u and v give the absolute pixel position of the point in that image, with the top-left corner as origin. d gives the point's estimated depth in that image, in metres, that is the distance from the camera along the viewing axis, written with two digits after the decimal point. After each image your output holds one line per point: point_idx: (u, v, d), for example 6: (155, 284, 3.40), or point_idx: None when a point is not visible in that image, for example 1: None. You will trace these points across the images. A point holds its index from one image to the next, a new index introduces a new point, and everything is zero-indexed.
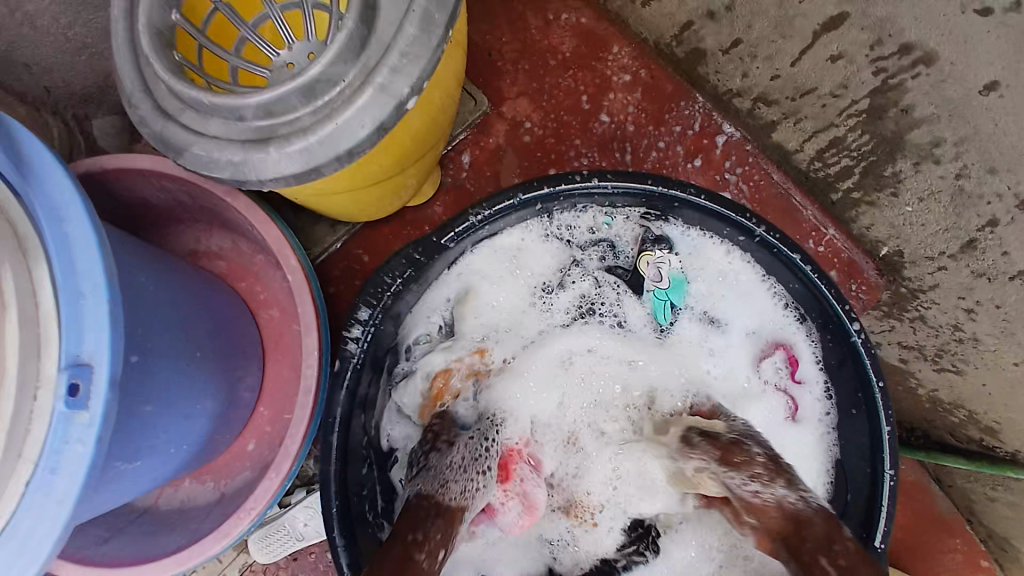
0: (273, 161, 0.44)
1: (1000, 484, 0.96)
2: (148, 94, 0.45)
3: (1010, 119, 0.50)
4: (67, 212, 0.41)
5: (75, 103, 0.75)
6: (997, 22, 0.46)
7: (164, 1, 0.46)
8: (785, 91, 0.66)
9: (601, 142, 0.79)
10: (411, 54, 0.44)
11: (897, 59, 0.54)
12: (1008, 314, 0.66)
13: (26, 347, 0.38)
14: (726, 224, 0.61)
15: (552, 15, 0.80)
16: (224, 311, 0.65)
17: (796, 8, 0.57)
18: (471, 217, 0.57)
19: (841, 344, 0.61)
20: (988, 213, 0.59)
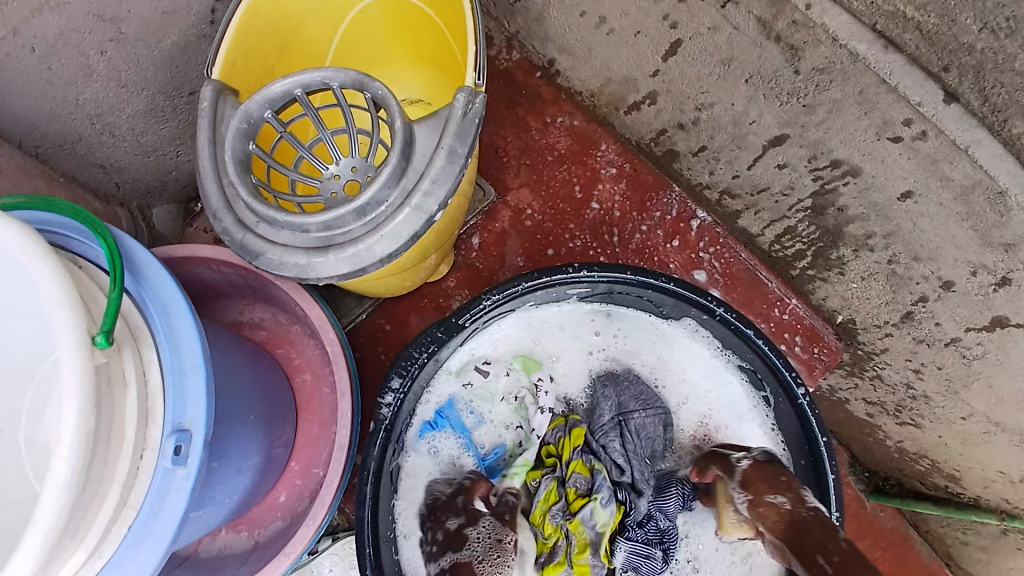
0: (331, 264, 0.56)
1: (971, 530, 1.03)
2: (230, 210, 0.57)
3: (925, 220, 0.62)
4: (172, 307, 0.53)
5: (139, 195, 0.85)
6: (906, 147, 0.56)
7: (245, 135, 0.59)
8: (744, 187, 0.79)
9: (592, 226, 0.91)
10: (440, 181, 0.57)
11: (829, 171, 0.65)
12: (948, 374, 0.77)
13: (141, 416, 0.48)
14: (693, 306, 0.71)
15: (549, 118, 0.94)
16: (269, 377, 0.75)
17: (748, 128, 0.70)
18: (485, 300, 0.68)
19: (790, 405, 0.70)
20: (919, 291, 0.70)
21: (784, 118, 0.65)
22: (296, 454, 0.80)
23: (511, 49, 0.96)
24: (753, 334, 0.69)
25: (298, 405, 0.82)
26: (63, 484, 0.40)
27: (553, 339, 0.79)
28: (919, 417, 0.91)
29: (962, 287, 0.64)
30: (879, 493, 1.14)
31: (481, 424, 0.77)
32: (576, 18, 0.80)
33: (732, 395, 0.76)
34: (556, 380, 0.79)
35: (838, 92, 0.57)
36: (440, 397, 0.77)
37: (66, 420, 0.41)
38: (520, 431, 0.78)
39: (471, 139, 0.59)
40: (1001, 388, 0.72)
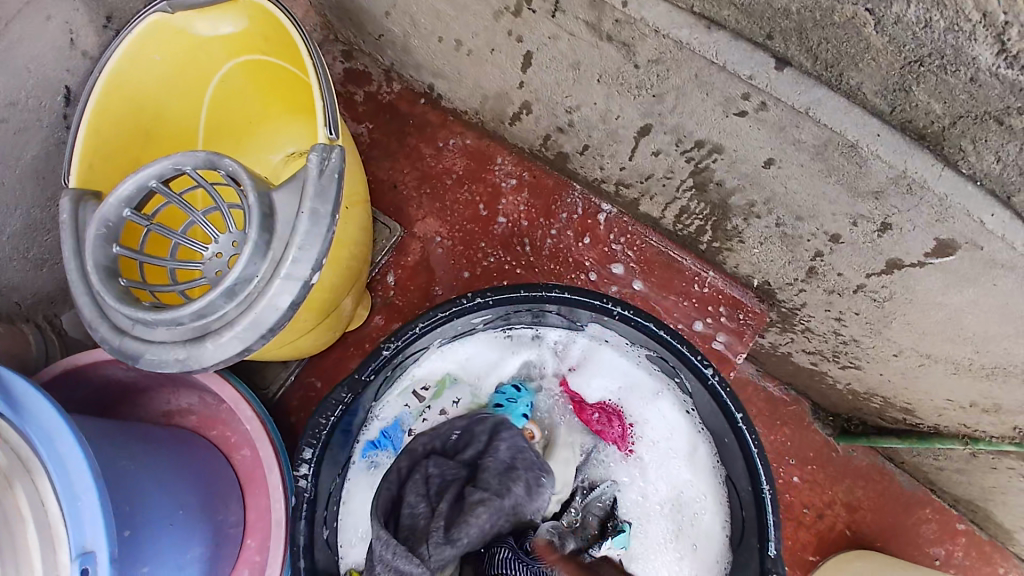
0: (212, 350, 0.56)
1: (939, 455, 1.05)
2: (104, 317, 0.57)
3: (793, 182, 0.62)
4: (54, 430, 0.52)
5: (44, 306, 0.82)
6: (754, 118, 0.57)
7: (105, 239, 0.58)
8: (633, 177, 0.80)
9: (503, 240, 0.91)
10: (307, 245, 0.57)
11: (697, 151, 0.66)
12: (866, 318, 0.78)
13: (44, 545, 0.48)
14: (592, 310, 0.71)
15: (441, 142, 0.94)
16: (200, 463, 0.74)
17: (616, 123, 0.71)
18: (384, 351, 0.68)
19: (703, 386, 0.70)
20: (814, 247, 0.71)
21: (642, 110, 0.66)
22: (250, 530, 0.78)
23: (391, 81, 0.95)
24: (654, 327, 0.70)
25: (241, 481, 0.80)
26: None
27: (488, 341, 0.77)
28: (857, 359, 0.92)
29: (849, 238, 0.66)
30: (847, 434, 1.14)
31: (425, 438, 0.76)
32: (436, 44, 0.80)
33: (635, 391, 0.76)
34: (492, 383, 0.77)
35: (678, 79, 0.58)
36: (377, 420, 0.74)
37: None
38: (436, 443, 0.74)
39: (333, 195, 0.58)
40: (921, 324, 0.72)
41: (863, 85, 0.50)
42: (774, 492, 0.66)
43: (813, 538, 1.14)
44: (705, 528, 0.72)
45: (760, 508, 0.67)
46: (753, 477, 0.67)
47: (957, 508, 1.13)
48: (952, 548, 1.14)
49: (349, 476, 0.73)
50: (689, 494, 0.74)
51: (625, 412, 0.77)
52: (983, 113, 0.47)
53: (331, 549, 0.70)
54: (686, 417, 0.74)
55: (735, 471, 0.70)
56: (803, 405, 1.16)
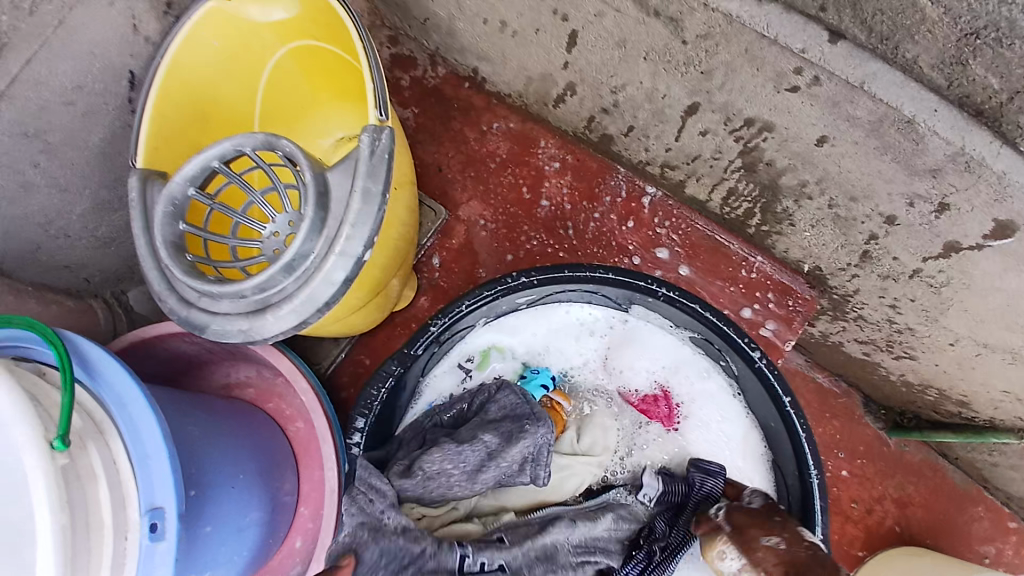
0: (272, 322, 0.58)
1: (996, 450, 1.01)
2: (173, 290, 0.60)
3: (848, 161, 0.60)
4: (127, 395, 0.55)
5: (111, 283, 0.87)
6: (807, 94, 0.55)
7: (173, 217, 0.61)
8: (679, 158, 0.79)
9: (547, 223, 0.92)
10: (358, 223, 0.58)
11: (746, 130, 0.65)
12: (923, 305, 0.76)
13: (116, 501, 0.51)
14: (637, 292, 0.72)
15: (485, 126, 0.95)
16: (258, 434, 0.77)
17: (662, 102, 0.70)
18: (432, 327, 0.71)
19: (750, 369, 0.71)
20: (868, 230, 0.69)
21: (690, 88, 0.64)
22: (304, 500, 0.82)
23: (436, 66, 0.96)
24: (702, 310, 0.71)
25: (295, 452, 0.83)
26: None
27: (533, 319, 0.76)
28: (912, 348, 0.89)
29: (905, 220, 0.63)
30: (899, 428, 1.09)
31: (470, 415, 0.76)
32: (481, 26, 0.81)
33: (681, 373, 0.75)
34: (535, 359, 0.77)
35: (727, 54, 0.57)
36: (425, 398, 0.76)
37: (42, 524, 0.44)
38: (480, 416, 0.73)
39: (384, 175, 0.60)
40: (978, 310, 0.70)
41: (919, 59, 0.49)
42: (821, 476, 0.68)
43: (860, 533, 1.11)
44: None
45: (804, 487, 0.70)
46: (799, 460, 0.70)
47: (1009, 506, 1.10)
48: (1003, 546, 1.11)
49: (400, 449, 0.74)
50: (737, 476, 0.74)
51: (671, 393, 0.76)
52: None
53: None
54: (735, 402, 0.74)
55: (780, 453, 0.72)
56: (853, 397, 1.13)
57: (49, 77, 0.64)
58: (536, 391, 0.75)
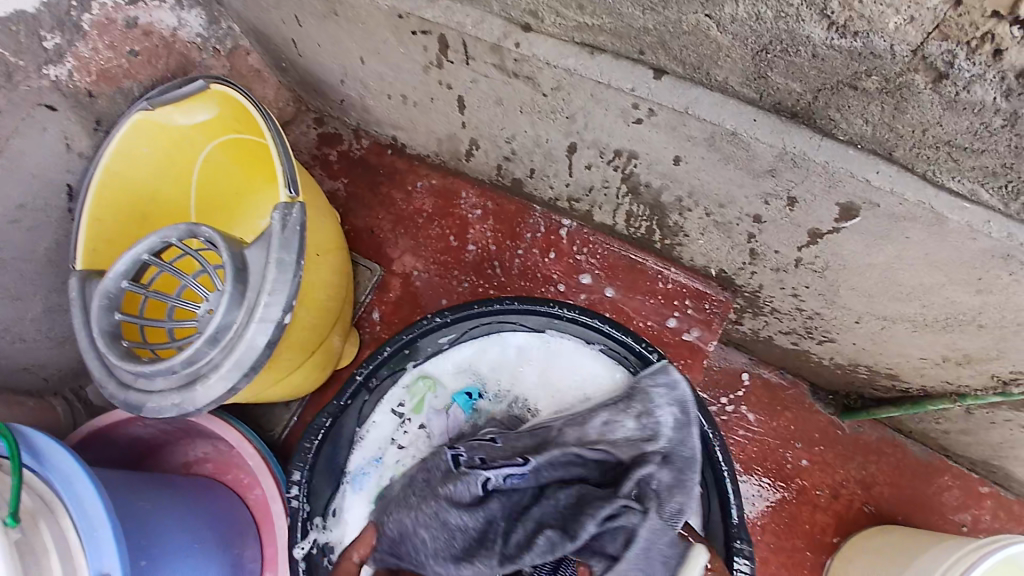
0: (203, 391, 0.64)
1: (941, 417, 1.06)
2: (111, 376, 0.65)
3: (704, 174, 0.68)
4: (71, 473, 0.59)
5: (69, 380, 0.91)
6: (651, 123, 0.64)
7: (109, 309, 0.68)
8: (579, 191, 0.87)
9: (475, 265, 0.99)
10: (277, 290, 0.65)
11: (619, 159, 0.73)
12: (817, 290, 0.83)
13: (66, 574, 0.55)
14: (542, 315, 0.80)
15: (410, 186, 1.03)
16: (214, 504, 0.81)
17: (548, 145, 0.78)
18: (359, 375, 0.78)
19: (649, 370, 0.78)
20: (746, 231, 0.76)
21: (564, 130, 0.73)
22: (269, 565, 0.85)
23: (360, 138, 1.06)
24: (596, 321, 0.79)
25: (256, 520, 0.86)
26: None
27: (455, 355, 0.80)
28: (829, 332, 0.96)
29: (769, 217, 0.71)
30: (850, 411, 1.15)
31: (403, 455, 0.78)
32: (388, 101, 0.90)
33: (593, 377, 0.78)
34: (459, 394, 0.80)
35: (579, 99, 0.65)
36: (360, 446, 0.77)
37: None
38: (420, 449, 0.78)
39: (297, 244, 0.67)
40: (862, 285, 0.78)
41: (729, 80, 0.58)
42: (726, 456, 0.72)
43: (831, 519, 1.14)
44: None
45: (718, 477, 0.72)
46: (712, 459, 0.73)
47: (975, 471, 1.15)
48: (979, 512, 1.14)
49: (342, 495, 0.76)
50: None
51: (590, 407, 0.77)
52: (837, 83, 0.53)
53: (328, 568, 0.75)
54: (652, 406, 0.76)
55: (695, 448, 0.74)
56: (801, 388, 1.20)
57: None
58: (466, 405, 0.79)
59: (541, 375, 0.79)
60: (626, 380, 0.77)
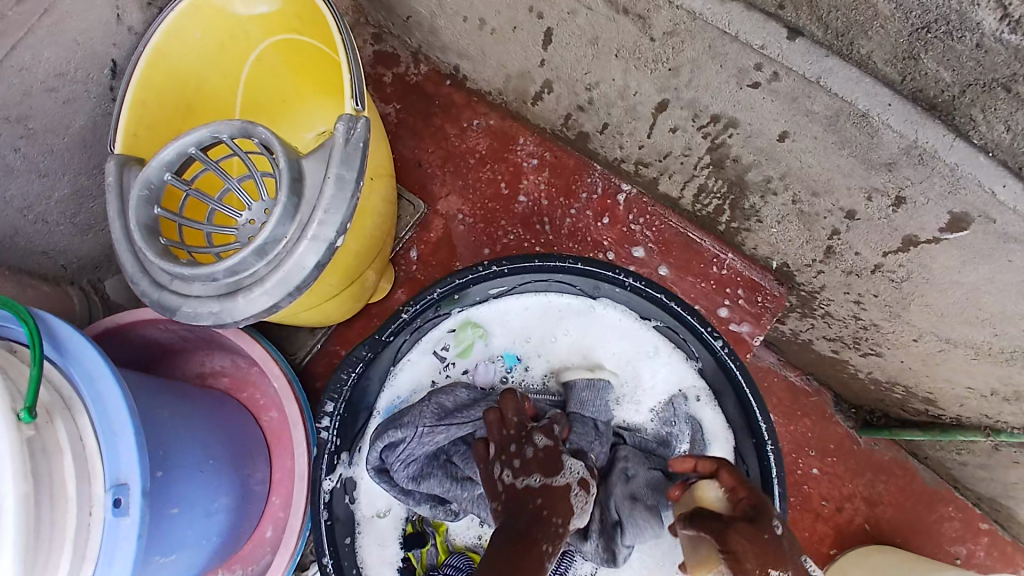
0: (244, 304, 0.59)
1: (964, 448, 1.00)
2: (145, 273, 0.60)
3: (808, 156, 0.63)
4: (96, 372, 0.55)
5: (88, 271, 0.89)
6: (768, 90, 0.58)
7: (148, 201, 0.62)
8: (652, 155, 0.81)
9: (523, 218, 0.93)
10: (332, 208, 0.60)
11: (713, 126, 0.67)
12: (885, 300, 0.78)
13: (80, 475, 0.51)
14: (605, 281, 0.74)
15: (465, 122, 0.97)
16: (228, 422, 0.78)
17: (636, 100, 0.72)
18: (404, 314, 0.71)
19: (713, 357, 0.73)
20: (830, 226, 0.71)
21: (659, 85, 0.67)
22: (275, 489, 0.83)
23: (418, 63, 0.98)
24: (666, 299, 0.72)
25: (267, 443, 0.84)
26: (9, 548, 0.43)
27: (505, 306, 0.78)
28: (878, 345, 0.91)
29: (864, 214, 0.66)
30: (869, 426, 1.10)
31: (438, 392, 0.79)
32: (461, 24, 0.82)
33: (637, 351, 0.77)
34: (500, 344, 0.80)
35: (693, 51, 0.59)
36: (399, 380, 0.77)
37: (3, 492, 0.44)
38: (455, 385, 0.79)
39: (358, 163, 0.62)
40: (939, 303, 0.71)
41: (873, 54, 0.51)
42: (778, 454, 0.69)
43: (831, 530, 1.10)
44: None
45: (765, 475, 0.70)
46: (762, 465, 0.70)
47: (980, 507, 1.09)
48: (974, 548, 1.10)
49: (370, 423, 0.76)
50: None
51: (628, 377, 0.78)
52: (991, 81, 0.48)
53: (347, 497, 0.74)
54: (696, 387, 0.75)
55: (741, 443, 0.73)
56: (825, 396, 1.13)
57: (33, 63, 0.64)
58: (507, 357, 0.80)
59: (586, 339, 0.78)
60: (675, 360, 0.76)
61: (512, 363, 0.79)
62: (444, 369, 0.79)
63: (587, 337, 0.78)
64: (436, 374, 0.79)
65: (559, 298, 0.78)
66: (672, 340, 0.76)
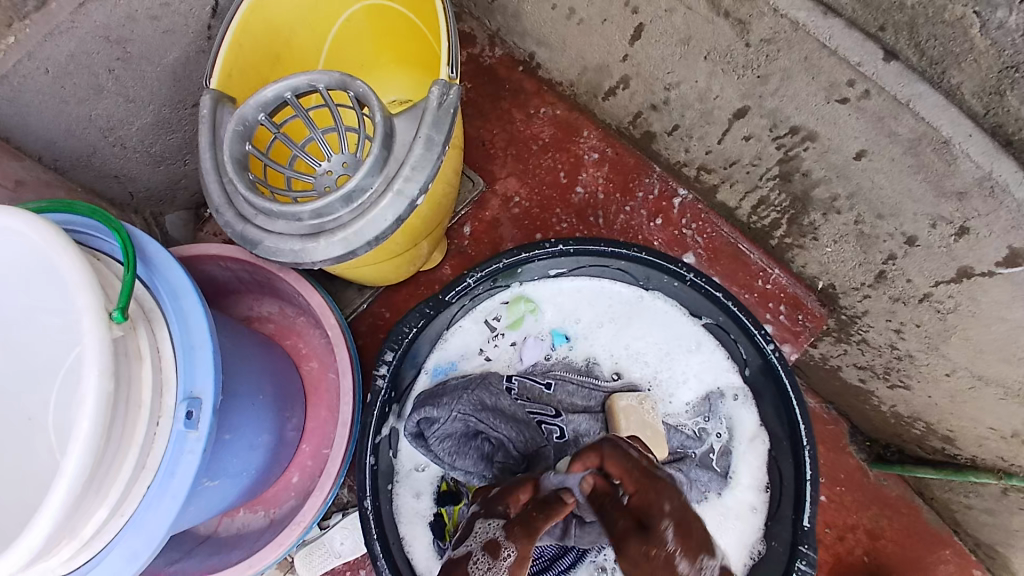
0: (323, 248, 0.61)
1: (972, 492, 0.96)
2: (231, 205, 0.63)
3: (881, 177, 0.65)
4: (180, 289, 0.57)
5: (152, 202, 0.92)
6: (854, 107, 0.60)
7: (241, 137, 0.65)
8: (718, 162, 0.83)
9: (578, 209, 0.95)
10: (419, 166, 0.62)
11: (790, 138, 0.70)
12: (928, 332, 0.77)
13: (156, 382, 0.52)
14: (665, 273, 0.77)
15: (533, 109, 0.99)
16: (276, 366, 0.80)
17: (713, 104, 0.74)
18: (468, 279, 0.75)
19: (763, 361, 0.74)
20: (888, 250, 0.73)
21: (743, 91, 0.69)
22: (307, 437, 0.86)
23: (494, 46, 1.01)
24: (723, 298, 0.74)
25: (305, 392, 0.87)
26: (83, 438, 0.43)
27: (562, 288, 0.80)
28: (908, 377, 0.88)
29: (925, 240, 0.67)
30: (881, 461, 1.05)
31: (484, 363, 0.81)
32: (549, 11, 0.85)
33: (682, 345, 0.79)
34: (548, 325, 0.82)
35: (786, 61, 0.61)
36: (450, 346, 0.80)
37: (88, 385, 0.44)
38: (500, 359, 0.81)
39: (447, 127, 0.63)
40: (979, 339, 0.71)
41: (963, 86, 0.53)
42: (816, 460, 0.70)
43: (830, 558, 1.05)
44: (735, 504, 0.76)
45: (799, 476, 0.71)
46: (797, 467, 0.71)
47: (976, 553, 1.04)
48: None
49: (418, 383, 0.78)
50: (735, 466, 0.77)
51: (669, 373, 0.80)
52: None
53: (390, 451, 0.77)
54: (736, 389, 0.78)
55: (778, 449, 0.74)
56: (842, 426, 1.09)
57: None
58: (557, 338, 0.81)
59: (633, 331, 0.81)
60: (716, 362, 0.78)
61: (560, 342, 0.81)
62: (493, 341, 0.81)
63: (635, 329, 0.80)
64: (485, 345, 0.81)
65: (611, 284, 0.80)
66: (717, 341, 0.78)
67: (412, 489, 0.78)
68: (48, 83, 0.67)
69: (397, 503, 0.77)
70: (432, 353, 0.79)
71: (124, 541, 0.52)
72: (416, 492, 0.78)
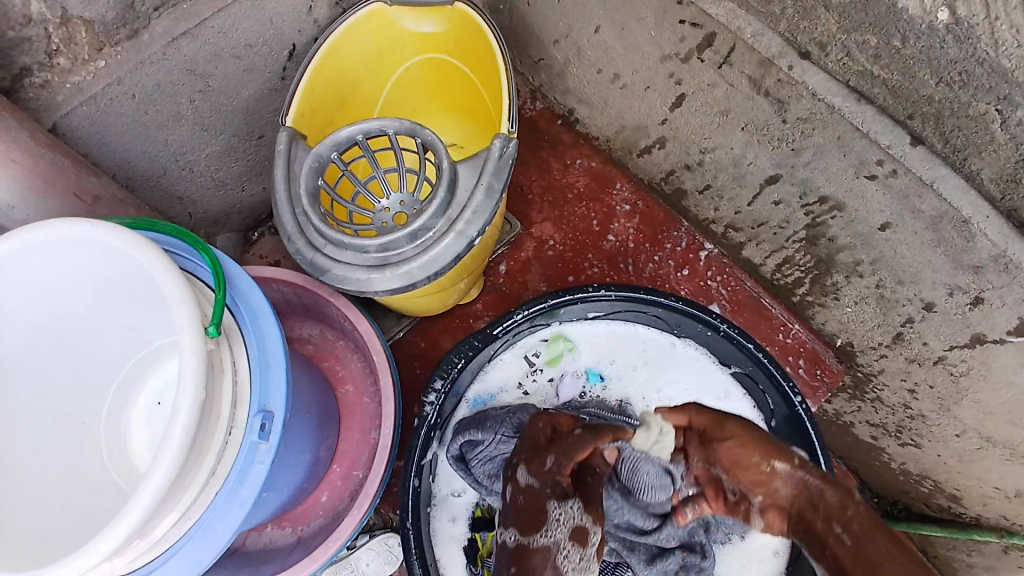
0: (387, 280, 0.66)
1: (974, 551, 0.98)
2: (303, 234, 0.68)
3: (903, 247, 0.70)
4: (259, 310, 0.61)
5: (208, 224, 0.97)
6: (881, 183, 0.65)
7: (316, 173, 0.70)
8: (746, 222, 0.88)
9: (609, 255, 1.00)
10: (478, 212, 0.67)
11: (818, 206, 0.75)
12: (941, 393, 0.81)
13: (234, 395, 0.56)
14: (698, 322, 0.81)
15: (569, 160, 1.05)
16: (320, 386, 0.84)
17: (747, 169, 0.80)
18: (515, 315, 0.79)
19: (789, 411, 0.78)
20: (906, 313, 0.77)
21: (776, 160, 0.75)
22: (338, 458, 0.89)
23: (535, 100, 1.08)
24: (754, 346, 0.78)
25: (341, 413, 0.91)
26: (175, 443, 0.47)
27: (597, 329, 0.86)
28: (920, 436, 0.91)
29: (942, 307, 0.71)
30: (889, 518, 1.08)
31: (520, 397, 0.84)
32: (593, 74, 0.92)
33: (710, 391, 0.83)
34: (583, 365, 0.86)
35: (820, 137, 0.67)
36: (490, 379, 0.85)
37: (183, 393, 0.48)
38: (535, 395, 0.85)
39: (506, 177, 0.69)
40: (989, 402, 0.75)
41: (981, 171, 0.58)
42: None
43: None
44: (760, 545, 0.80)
45: None
46: None
47: None
48: None
49: (458, 411, 0.83)
50: None
51: None
52: None
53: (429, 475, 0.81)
54: None
55: None
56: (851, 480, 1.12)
57: (230, 29, 0.73)
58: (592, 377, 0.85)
59: (665, 375, 0.84)
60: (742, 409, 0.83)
61: (594, 380, 0.85)
62: (531, 377, 0.85)
63: (666, 373, 0.84)
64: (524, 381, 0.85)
65: (644, 329, 0.86)
66: (742, 388, 0.83)
67: (449, 515, 0.81)
68: (134, 109, 0.73)
69: (434, 526, 0.81)
70: (473, 384, 0.84)
71: (192, 543, 0.56)
72: (452, 517, 0.81)
